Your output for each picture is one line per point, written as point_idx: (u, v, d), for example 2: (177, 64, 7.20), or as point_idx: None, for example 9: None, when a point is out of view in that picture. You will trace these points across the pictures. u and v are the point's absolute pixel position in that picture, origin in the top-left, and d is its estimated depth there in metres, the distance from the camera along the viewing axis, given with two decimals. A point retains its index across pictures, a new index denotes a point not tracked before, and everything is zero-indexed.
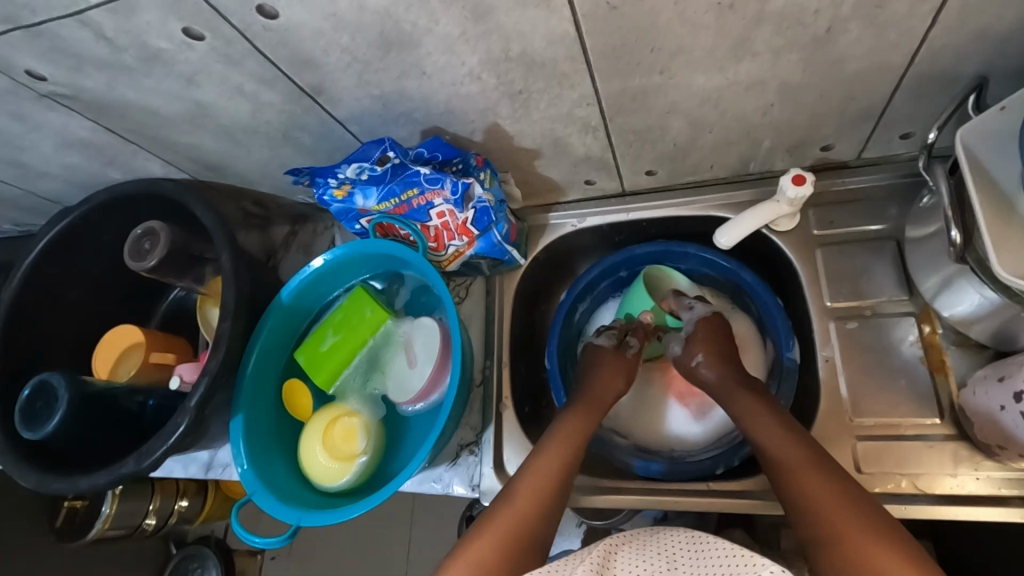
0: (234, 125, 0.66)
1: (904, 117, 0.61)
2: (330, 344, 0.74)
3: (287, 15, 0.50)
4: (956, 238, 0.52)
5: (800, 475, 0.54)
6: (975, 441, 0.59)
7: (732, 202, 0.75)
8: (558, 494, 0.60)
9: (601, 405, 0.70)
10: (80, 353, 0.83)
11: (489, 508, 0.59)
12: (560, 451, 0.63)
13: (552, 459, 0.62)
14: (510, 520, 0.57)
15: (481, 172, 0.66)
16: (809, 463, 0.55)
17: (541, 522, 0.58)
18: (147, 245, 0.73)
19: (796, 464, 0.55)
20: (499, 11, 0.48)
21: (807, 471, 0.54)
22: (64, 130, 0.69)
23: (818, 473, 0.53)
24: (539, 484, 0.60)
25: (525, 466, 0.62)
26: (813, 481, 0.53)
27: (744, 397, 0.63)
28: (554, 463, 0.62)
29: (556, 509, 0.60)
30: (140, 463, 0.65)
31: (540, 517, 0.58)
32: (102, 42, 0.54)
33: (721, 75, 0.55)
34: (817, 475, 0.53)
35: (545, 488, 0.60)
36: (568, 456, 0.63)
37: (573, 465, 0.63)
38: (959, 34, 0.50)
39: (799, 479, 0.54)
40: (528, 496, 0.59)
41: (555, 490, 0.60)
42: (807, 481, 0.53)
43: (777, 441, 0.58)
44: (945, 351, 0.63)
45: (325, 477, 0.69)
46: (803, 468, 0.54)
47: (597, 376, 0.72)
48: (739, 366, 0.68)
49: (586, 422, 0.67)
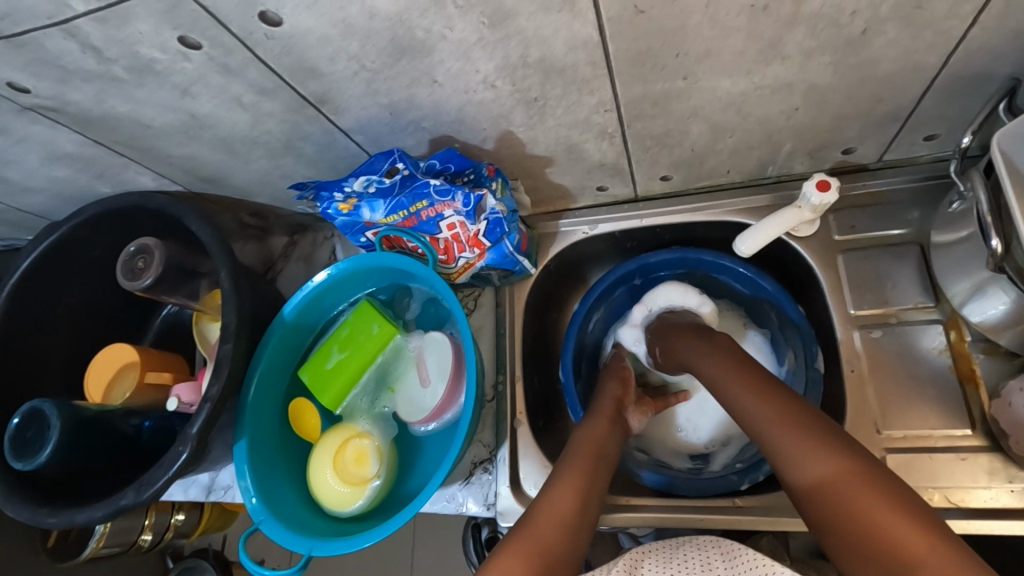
0: (232, 136, 0.63)
1: (931, 118, 0.59)
2: (335, 361, 0.71)
3: (291, 22, 0.46)
4: (997, 247, 0.50)
5: (857, 501, 0.44)
6: (1008, 453, 0.57)
7: (751, 207, 0.73)
8: (581, 520, 0.56)
9: (611, 411, 0.68)
10: (70, 375, 0.79)
11: (509, 533, 0.55)
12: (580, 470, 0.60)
13: (577, 476, 0.59)
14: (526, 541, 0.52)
15: (493, 182, 0.63)
16: (869, 486, 0.45)
17: (571, 539, 0.54)
18: (141, 263, 0.69)
19: (833, 472, 0.47)
20: (520, 15, 0.46)
21: (864, 495, 0.44)
22: (49, 143, 0.65)
23: (881, 497, 0.44)
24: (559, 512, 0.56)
25: (545, 489, 0.58)
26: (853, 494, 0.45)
27: (755, 399, 0.55)
28: (577, 481, 0.59)
29: (583, 536, 0.55)
30: (141, 494, 0.62)
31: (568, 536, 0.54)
32: (90, 53, 0.50)
33: (747, 78, 0.53)
34: (881, 498, 0.44)
35: (566, 518, 0.55)
36: (590, 479, 0.60)
37: (592, 485, 0.59)
38: (999, 34, 0.47)
39: (856, 508, 0.44)
40: (549, 516, 0.55)
41: (579, 512, 0.56)
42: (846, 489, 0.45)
43: (822, 463, 0.48)
44: (975, 360, 0.61)
45: (336, 500, 0.67)
46: (859, 491, 0.45)
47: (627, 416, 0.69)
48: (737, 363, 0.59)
49: (603, 435, 0.64)
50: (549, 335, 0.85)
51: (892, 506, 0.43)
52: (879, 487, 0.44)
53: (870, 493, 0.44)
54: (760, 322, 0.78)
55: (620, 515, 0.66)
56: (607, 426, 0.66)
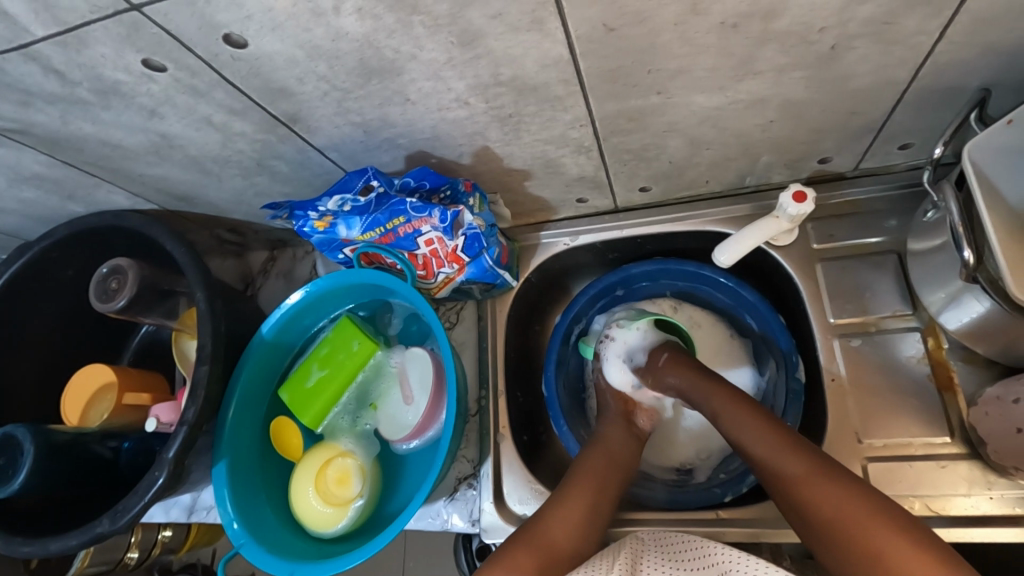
0: (204, 156, 0.62)
1: (905, 129, 0.59)
2: (316, 379, 0.70)
3: (256, 44, 0.46)
4: (969, 258, 0.50)
5: (829, 501, 0.49)
6: (987, 460, 0.58)
7: (730, 216, 0.73)
8: (591, 521, 0.58)
9: (622, 415, 0.69)
10: (45, 399, 0.78)
11: (514, 535, 0.57)
12: (592, 475, 0.62)
13: (589, 481, 0.61)
14: (534, 541, 0.56)
15: (470, 198, 0.63)
16: (839, 487, 0.50)
17: (582, 540, 0.57)
18: (114, 284, 0.68)
19: (810, 480, 0.51)
20: (489, 36, 0.45)
21: (834, 496, 0.49)
22: (16, 165, 0.63)
23: (849, 495, 0.49)
24: (570, 517, 0.58)
25: (560, 494, 0.60)
26: (825, 493, 0.50)
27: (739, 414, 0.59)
28: (589, 487, 0.60)
29: (592, 541, 0.57)
30: (116, 522, 0.61)
31: (579, 537, 0.57)
32: (53, 76, 0.49)
33: (721, 94, 0.53)
34: (852, 497, 0.49)
35: (579, 521, 0.58)
36: (602, 484, 0.61)
37: (601, 489, 0.61)
38: (966, 49, 0.48)
39: (829, 506, 0.49)
40: (568, 519, 0.58)
41: (590, 517, 0.58)
42: (823, 492, 0.50)
43: (805, 482, 0.51)
44: (953, 368, 0.62)
45: (317, 522, 0.66)
46: (831, 493, 0.50)
47: (638, 423, 0.70)
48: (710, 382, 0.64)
49: (614, 444, 0.66)
50: (533, 348, 0.85)
51: (865, 511, 0.47)
52: (848, 487, 0.50)
53: (842, 503, 0.49)
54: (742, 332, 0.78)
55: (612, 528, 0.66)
56: (617, 430, 0.68)
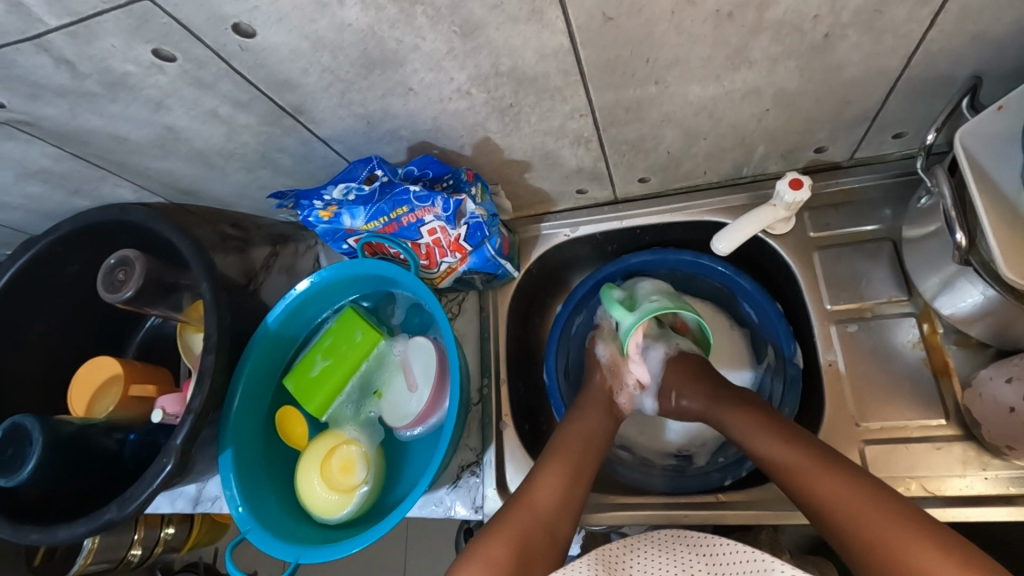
0: (209, 148, 0.63)
1: (897, 118, 0.60)
2: (319, 369, 0.71)
3: (263, 34, 0.47)
4: (962, 240, 0.52)
5: (851, 509, 0.50)
6: (982, 441, 0.59)
7: (727, 206, 0.74)
8: (570, 502, 0.59)
9: (606, 397, 0.70)
10: (51, 393, 0.78)
11: (497, 516, 0.58)
12: (567, 455, 0.63)
13: (568, 460, 0.62)
14: (514, 527, 0.56)
15: (472, 187, 0.64)
16: (854, 492, 0.50)
17: (562, 521, 0.58)
18: (121, 275, 0.68)
19: (818, 476, 0.53)
20: (490, 26, 0.46)
21: (852, 503, 0.50)
22: (23, 159, 0.64)
23: (867, 500, 0.50)
24: (547, 499, 0.58)
25: (538, 472, 0.61)
26: (843, 497, 0.51)
27: (750, 423, 0.61)
28: (565, 467, 0.61)
29: (568, 523, 0.58)
30: (124, 509, 0.61)
31: (555, 518, 0.57)
32: (63, 68, 0.50)
33: (717, 84, 0.54)
34: (868, 503, 0.49)
35: (556, 505, 0.58)
36: (576, 467, 0.62)
37: (578, 474, 0.62)
38: (955, 38, 0.49)
39: (850, 514, 0.50)
40: (549, 500, 0.58)
41: (568, 496, 0.59)
42: (836, 493, 0.51)
43: (820, 488, 0.52)
44: (947, 351, 0.63)
45: (323, 508, 0.66)
46: (842, 495, 0.51)
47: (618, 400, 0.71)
48: (722, 389, 0.66)
49: (591, 425, 0.67)
50: (533, 340, 0.86)
51: (883, 515, 0.48)
52: (864, 492, 0.50)
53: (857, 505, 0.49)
54: (740, 322, 0.79)
55: (612, 514, 0.67)
56: (598, 412, 0.68)
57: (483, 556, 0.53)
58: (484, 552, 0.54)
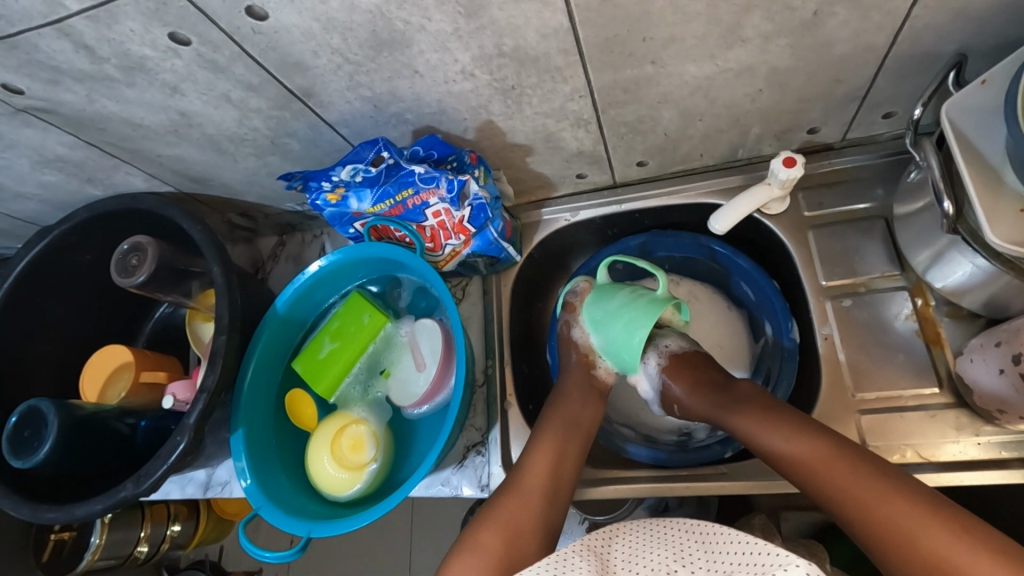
0: (221, 134, 0.65)
1: (887, 97, 0.62)
2: (328, 351, 0.73)
3: (276, 17, 0.49)
4: (949, 209, 0.53)
5: (858, 495, 0.50)
6: (974, 408, 0.60)
7: (722, 188, 0.76)
8: (556, 491, 0.60)
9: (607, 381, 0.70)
10: (64, 380, 0.80)
11: (490, 503, 0.59)
12: (552, 444, 0.63)
13: (550, 445, 0.63)
14: (512, 514, 0.57)
15: (476, 169, 0.66)
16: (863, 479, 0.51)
17: (548, 509, 0.58)
18: (135, 260, 0.70)
19: (825, 466, 0.53)
20: (492, 6, 0.48)
21: (857, 488, 0.50)
22: (40, 146, 0.66)
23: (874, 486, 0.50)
24: (536, 488, 0.59)
25: (524, 461, 0.62)
26: (849, 482, 0.51)
27: (750, 409, 0.60)
28: (551, 452, 0.62)
29: (557, 508, 0.59)
30: (139, 485, 0.63)
31: (546, 505, 0.58)
32: (82, 52, 0.52)
33: (711, 63, 0.56)
34: (877, 489, 0.50)
35: (542, 493, 0.59)
36: (563, 456, 0.62)
37: (565, 458, 0.62)
38: (940, 14, 0.51)
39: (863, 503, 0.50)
40: (537, 490, 0.59)
41: (554, 485, 0.60)
42: (842, 480, 0.51)
43: (828, 477, 0.52)
44: (939, 323, 0.65)
45: (335, 486, 0.68)
46: (849, 483, 0.51)
47: (599, 377, 0.69)
48: (717, 377, 0.65)
49: (578, 408, 0.67)
50: (536, 324, 0.88)
51: (895, 501, 0.49)
52: (872, 478, 0.51)
53: (874, 496, 0.50)
54: (739, 302, 0.81)
55: (612, 488, 0.69)
56: (580, 395, 0.68)
57: (473, 548, 0.54)
58: (474, 538, 0.55)
